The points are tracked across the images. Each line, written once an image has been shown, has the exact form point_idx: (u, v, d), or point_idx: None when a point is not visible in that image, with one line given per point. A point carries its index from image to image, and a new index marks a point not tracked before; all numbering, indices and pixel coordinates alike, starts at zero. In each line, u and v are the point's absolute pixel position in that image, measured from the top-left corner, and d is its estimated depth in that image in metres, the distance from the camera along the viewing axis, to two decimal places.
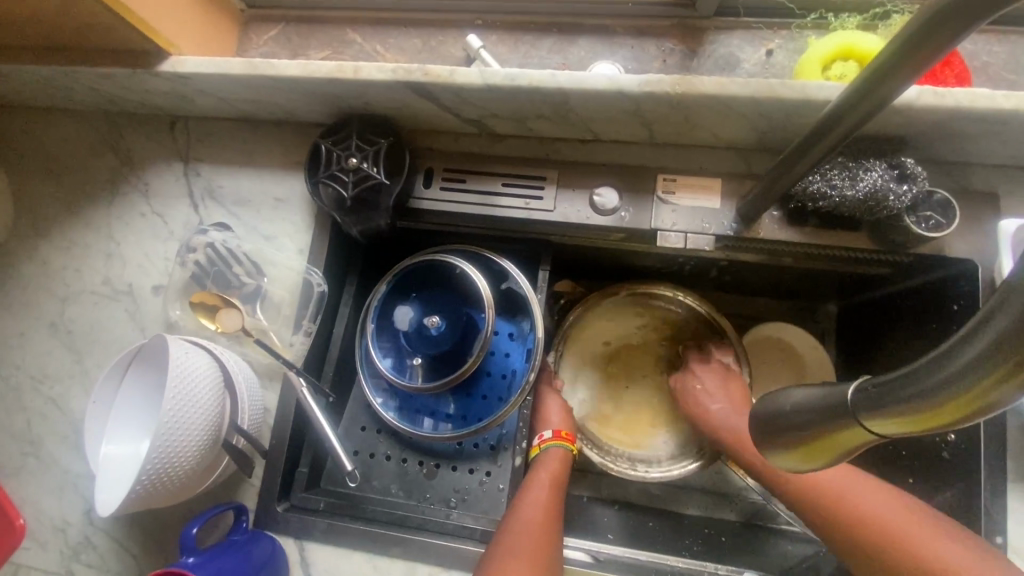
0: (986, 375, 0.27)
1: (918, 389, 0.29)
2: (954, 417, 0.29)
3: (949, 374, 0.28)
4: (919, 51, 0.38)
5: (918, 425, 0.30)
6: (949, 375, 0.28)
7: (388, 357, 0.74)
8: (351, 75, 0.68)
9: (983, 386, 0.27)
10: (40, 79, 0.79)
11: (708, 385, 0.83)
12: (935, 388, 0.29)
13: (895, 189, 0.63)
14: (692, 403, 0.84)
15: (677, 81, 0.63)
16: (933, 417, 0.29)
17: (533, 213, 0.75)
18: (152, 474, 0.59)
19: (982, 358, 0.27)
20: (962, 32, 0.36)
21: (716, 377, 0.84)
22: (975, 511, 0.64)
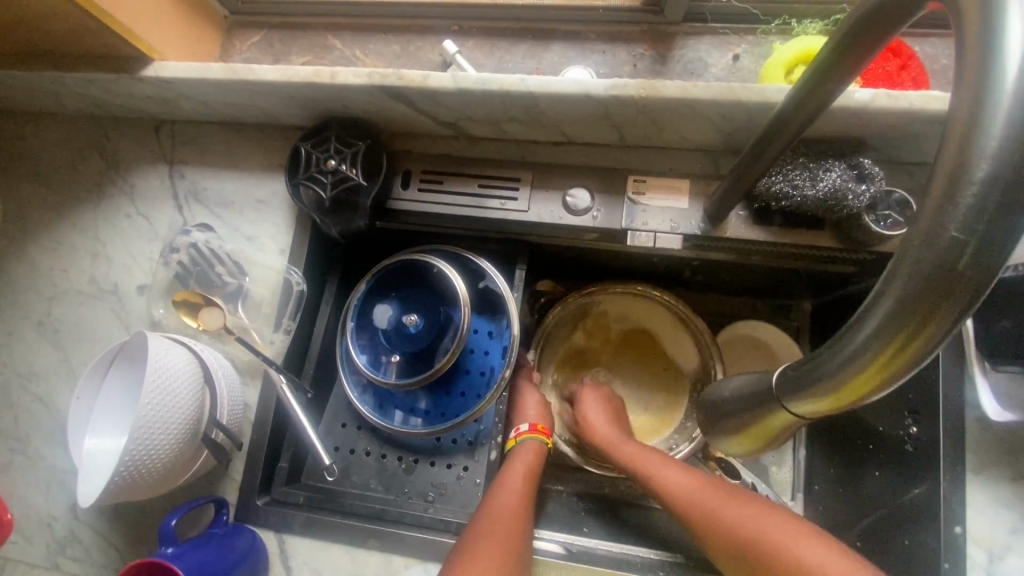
0: (868, 363, 0.29)
1: (830, 365, 0.31)
2: (853, 398, 0.31)
3: (854, 346, 0.29)
4: (852, 51, 0.40)
5: (829, 406, 0.32)
6: (841, 364, 0.30)
7: (365, 354, 0.76)
8: (328, 80, 0.70)
9: (867, 374, 0.29)
10: (28, 84, 0.81)
11: (595, 413, 0.83)
12: (834, 374, 0.31)
13: (854, 189, 0.65)
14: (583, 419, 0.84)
15: (642, 85, 0.65)
16: (836, 399, 0.31)
17: (508, 213, 0.76)
18: (130, 465, 0.60)
19: (865, 346, 0.28)
20: (890, 31, 0.38)
21: (600, 403, 0.85)
22: (935, 502, 0.66)
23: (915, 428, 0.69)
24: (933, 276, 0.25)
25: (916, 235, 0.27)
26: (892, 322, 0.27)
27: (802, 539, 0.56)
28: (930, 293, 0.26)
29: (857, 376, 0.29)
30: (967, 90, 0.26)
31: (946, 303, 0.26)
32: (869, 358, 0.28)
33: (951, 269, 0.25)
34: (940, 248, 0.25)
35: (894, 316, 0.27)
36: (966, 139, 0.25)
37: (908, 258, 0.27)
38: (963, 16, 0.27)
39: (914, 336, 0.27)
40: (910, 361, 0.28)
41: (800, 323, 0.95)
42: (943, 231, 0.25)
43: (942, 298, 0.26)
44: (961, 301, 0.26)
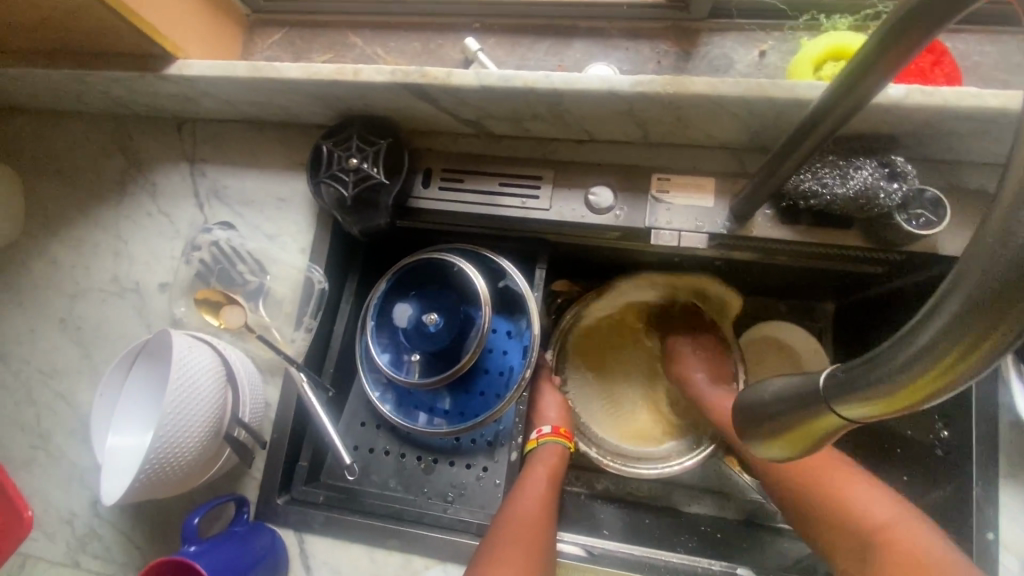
0: (929, 366, 0.28)
1: (885, 369, 0.30)
2: (908, 402, 0.30)
3: (914, 351, 0.28)
4: (896, 46, 0.39)
5: (878, 410, 0.32)
6: (898, 366, 0.29)
7: (385, 353, 0.76)
8: (351, 77, 0.70)
9: (929, 377, 0.28)
10: (51, 83, 0.82)
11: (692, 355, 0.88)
12: (889, 376, 0.30)
13: (885, 187, 0.64)
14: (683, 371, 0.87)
15: (669, 82, 0.64)
16: (888, 402, 0.31)
17: (530, 212, 0.76)
18: (155, 464, 0.60)
19: (928, 348, 0.28)
20: (937, 25, 0.37)
21: (699, 351, 0.88)
22: (969, 508, 0.64)
23: (948, 432, 0.68)
24: (1009, 277, 0.25)
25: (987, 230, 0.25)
26: (959, 324, 0.26)
27: (861, 488, 0.63)
28: (1004, 294, 0.25)
29: (915, 378, 0.28)
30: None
31: (1020, 306, 0.25)
32: (932, 361, 0.28)
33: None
34: (1015, 246, 0.25)
35: (961, 319, 0.26)
36: None
37: (977, 255, 0.26)
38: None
39: (982, 341, 0.26)
40: (973, 366, 0.27)
41: (823, 325, 0.94)
42: (1019, 228, 0.25)
43: (1018, 299, 0.25)
44: None
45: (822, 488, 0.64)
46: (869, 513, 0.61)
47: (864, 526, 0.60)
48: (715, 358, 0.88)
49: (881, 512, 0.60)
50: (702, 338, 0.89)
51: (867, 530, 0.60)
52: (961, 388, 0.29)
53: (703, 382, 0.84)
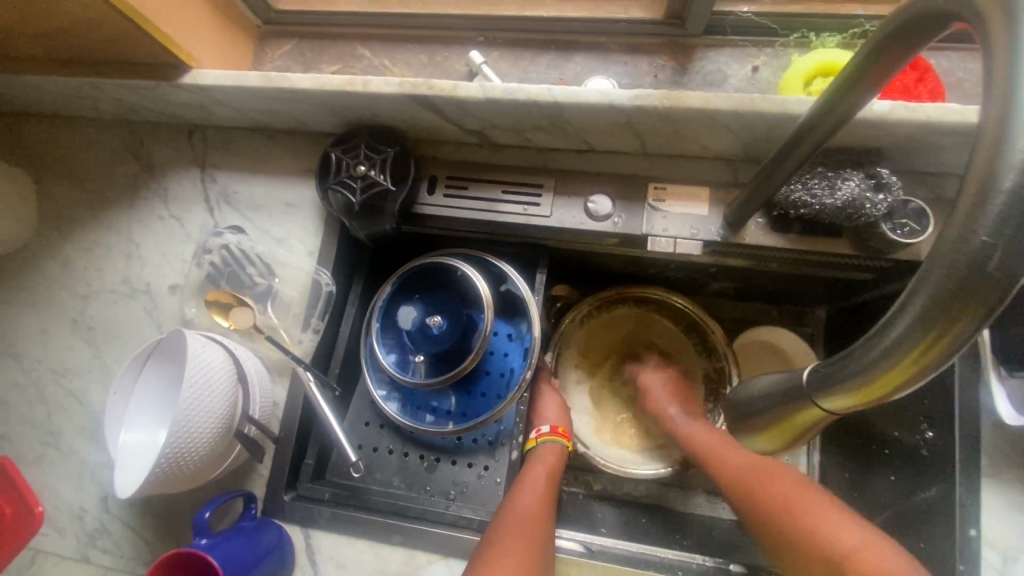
0: (896, 362, 0.30)
1: (862, 362, 0.32)
2: (880, 395, 0.33)
3: (885, 345, 0.31)
4: (879, 65, 0.42)
5: (855, 402, 0.34)
6: (869, 362, 0.32)
7: (391, 354, 0.78)
8: (360, 88, 0.73)
9: (900, 368, 0.30)
10: (68, 90, 0.84)
11: (658, 389, 0.87)
12: (863, 371, 0.32)
13: (871, 198, 0.67)
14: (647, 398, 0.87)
15: (665, 95, 0.67)
16: (863, 395, 0.33)
17: (531, 218, 0.79)
18: (169, 460, 0.62)
19: (893, 346, 0.30)
20: (914, 48, 0.40)
21: (664, 381, 0.88)
22: (951, 506, 0.67)
23: (931, 433, 0.71)
24: (961, 281, 0.27)
25: (947, 240, 0.28)
26: (920, 323, 0.29)
27: (836, 518, 0.57)
28: (958, 296, 0.27)
29: (884, 373, 0.31)
30: (996, 101, 0.27)
31: (971, 306, 0.27)
32: (898, 357, 0.30)
33: (978, 272, 0.27)
34: (966, 253, 0.27)
35: (921, 318, 0.29)
36: (996, 150, 0.27)
37: (939, 262, 0.28)
38: (989, 34, 0.29)
39: (939, 339, 0.28)
40: (935, 361, 0.29)
41: (814, 330, 0.97)
42: (972, 236, 0.27)
43: (971, 299, 0.27)
44: (989, 303, 0.27)
45: (796, 524, 0.59)
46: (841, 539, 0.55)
47: (834, 552, 0.55)
48: (681, 388, 0.88)
49: (852, 536, 0.55)
50: (668, 371, 0.90)
51: (840, 558, 0.54)
52: (926, 382, 0.31)
53: (677, 417, 0.82)
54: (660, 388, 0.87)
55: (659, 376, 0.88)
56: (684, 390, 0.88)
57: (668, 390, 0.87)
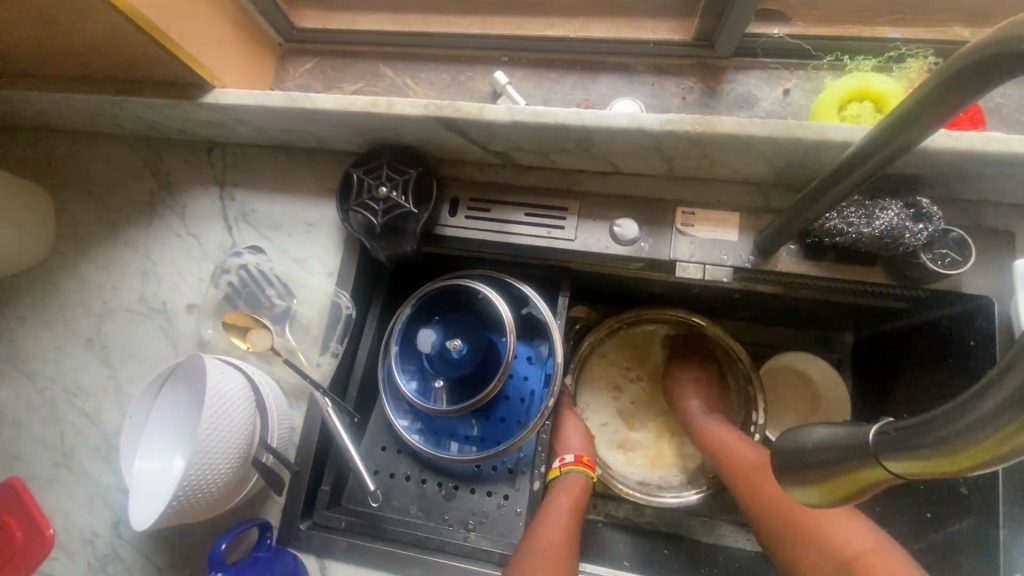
0: (976, 442, 0.30)
1: (959, 425, 0.31)
2: (949, 470, 0.32)
3: (991, 407, 0.30)
4: (944, 100, 0.39)
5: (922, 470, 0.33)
6: (944, 437, 0.31)
7: (411, 380, 0.76)
8: (385, 110, 0.72)
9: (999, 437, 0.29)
10: (88, 107, 0.83)
11: (693, 390, 0.88)
12: (940, 442, 0.31)
13: (910, 228, 0.65)
14: (676, 392, 0.89)
15: (698, 121, 0.65)
16: (936, 465, 0.32)
17: (555, 242, 0.77)
18: (186, 491, 0.61)
19: (977, 425, 0.30)
20: (982, 88, 0.37)
21: (701, 385, 0.88)
22: (995, 547, 0.64)
23: (972, 471, 0.67)
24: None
25: None
26: (1016, 401, 0.28)
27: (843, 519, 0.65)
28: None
29: (960, 451, 0.31)
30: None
31: None
32: (981, 436, 0.30)
33: None
34: None
35: (1010, 403, 0.29)
36: None
37: None
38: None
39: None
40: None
41: (841, 355, 0.94)
42: None
43: None
44: None
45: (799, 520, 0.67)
46: (848, 541, 0.64)
47: (849, 554, 0.63)
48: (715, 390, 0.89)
49: (861, 541, 0.64)
50: (704, 373, 0.89)
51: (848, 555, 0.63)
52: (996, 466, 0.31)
53: (696, 411, 0.85)
54: (693, 387, 0.88)
55: (694, 383, 0.89)
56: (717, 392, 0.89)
57: (700, 390, 0.88)
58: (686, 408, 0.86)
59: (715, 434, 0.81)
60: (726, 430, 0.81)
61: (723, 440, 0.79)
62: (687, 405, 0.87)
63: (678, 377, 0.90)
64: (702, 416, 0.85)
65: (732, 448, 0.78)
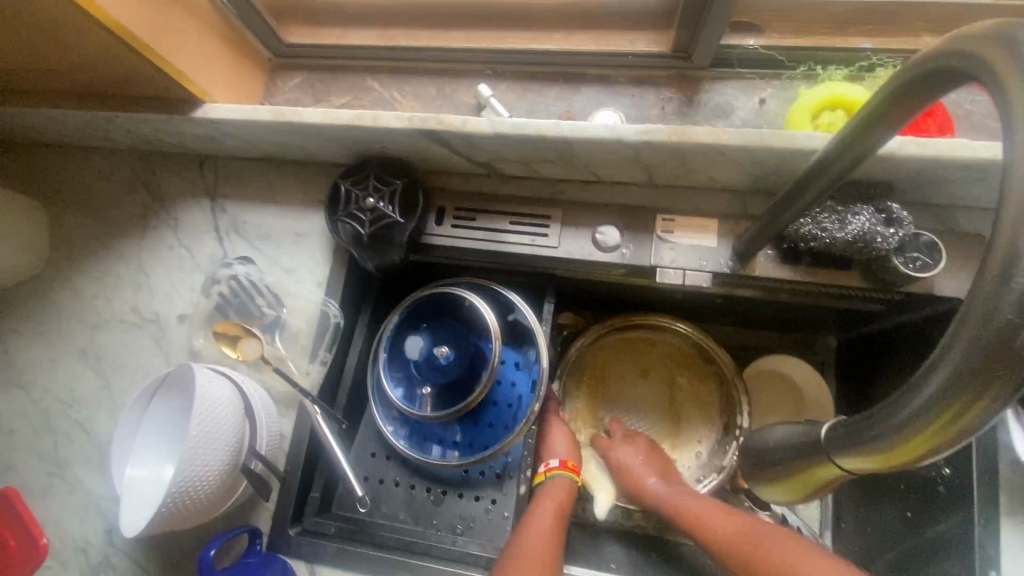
0: (916, 433, 0.31)
1: (897, 418, 0.32)
2: (900, 460, 0.33)
3: (922, 402, 0.30)
4: (899, 106, 0.41)
5: (877, 465, 0.34)
6: (886, 431, 0.32)
7: (398, 387, 0.77)
8: (371, 123, 0.73)
9: (932, 431, 0.30)
10: (82, 122, 0.85)
11: (637, 462, 0.83)
12: (882, 436, 0.33)
13: (882, 232, 0.67)
14: (619, 468, 0.84)
15: (674, 130, 0.67)
16: (887, 458, 0.33)
17: (539, 250, 0.79)
18: (175, 498, 0.62)
19: (913, 417, 0.31)
20: (934, 93, 0.39)
21: (642, 454, 0.84)
22: (971, 545, 0.65)
23: (948, 470, 0.69)
24: (986, 353, 0.27)
25: (973, 311, 0.28)
26: (944, 395, 0.29)
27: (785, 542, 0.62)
28: (982, 373, 0.27)
29: (900, 443, 0.32)
30: (1018, 152, 0.28)
31: (996, 383, 0.27)
32: (920, 426, 0.30)
33: (1006, 347, 0.27)
34: (990, 328, 0.27)
35: (944, 389, 0.29)
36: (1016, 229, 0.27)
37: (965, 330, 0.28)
38: (1010, 107, 0.29)
39: (965, 412, 0.29)
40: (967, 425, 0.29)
41: (825, 358, 0.96)
42: (997, 312, 0.27)
43: (993, 376, 0.27)
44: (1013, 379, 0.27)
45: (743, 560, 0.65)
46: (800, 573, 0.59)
47: None
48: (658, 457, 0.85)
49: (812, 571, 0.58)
50: (640, 441, 0.86)
51: None
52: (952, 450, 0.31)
53: (658, 488, 0.79)
54: (633, 458, 0.84)
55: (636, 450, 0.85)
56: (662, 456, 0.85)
57: (642, 459, 0.84)
58: (639, 484, 0.81)
59: (672, 501, 0.77)
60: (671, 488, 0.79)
61: (681, 505, 0.75)
62: (638, 480, 0.81)
63: (614, 452, 0.86)
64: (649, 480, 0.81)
65: (693, 511, 0.74)
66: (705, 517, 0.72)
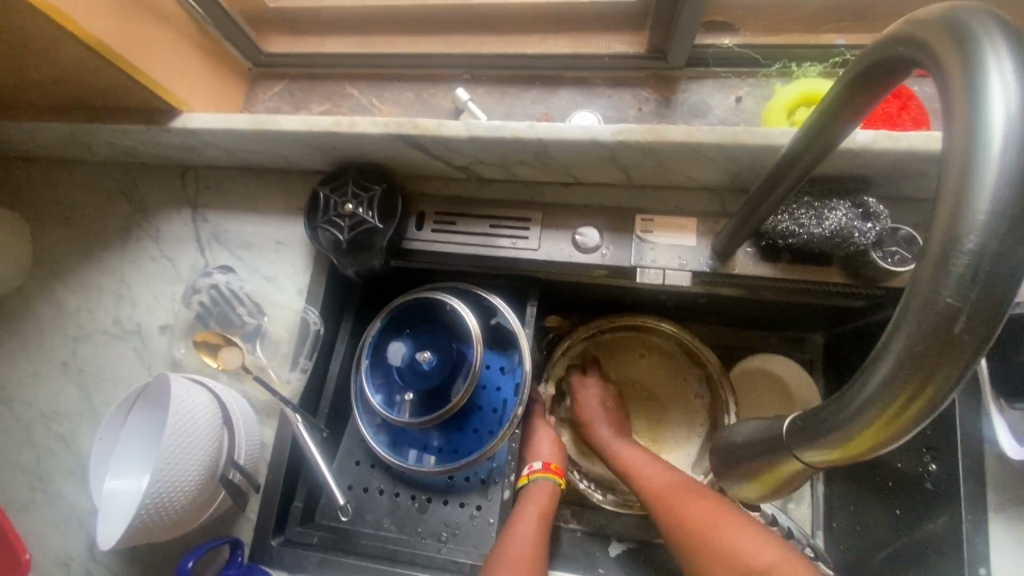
0: (869, 424, 0.30)
1: (853, 408, 0.31)
2: (860, 451, 0.32)
3: (873, 390, 0.30)
4: (857, 98, 0.41)
5: (835, 457, 0.34)
6: (841, 423, 0.32)
7: (379, 393, 0.77)
8: (347, 129, 0.73)
9: (886, 418, 0.30)
10: (62, 135, 0.85)
11: (598, 406, 0.86)
12: (838, 428, 0.32)
13: (859, 227, 0.67)
14: (583, 411, 0.86)
15: (647, 130, 0.67)
16: (844, 451, 0.33)
17: (519, 252, 0.78)
18: (150, 509, 0.61)
19: (864, 409, 0.30)
20: (889, 83, 0.39)
21: (604, 400, 0.87)
22: (958, 541, 0.64)
23: (935, 465, 0.68)
24: (930, 337, 0.27)
25: (915, 298, 0.28)
26: (893, 382, 0.29)
27: (742, 530, 0.62)
28: (928, 358, 0.27)
29: (858, 433, 0.31)
30: (960, 138, 0.28)
31: (943, 368, 0.27)
32: (870, 417, 0.30)
33: (948, 330, 0.27)
34: (934, 312, 0.27)
35: (892, 378, 0.29)
36: (956, 214, 0.27)
37: (907, 318, 0.28)
38: (953, 94, 0.29)
39: (915, 398, 0.28)
40: (922, 412, 0.29)
41: (813, 356, 0.95)
42: (938, 296, 0.27)
43: (939, 360, 0.27)
44: (958, 363, 0.27)
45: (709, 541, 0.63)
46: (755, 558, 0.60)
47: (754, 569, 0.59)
48: (617, 407, 0.87)
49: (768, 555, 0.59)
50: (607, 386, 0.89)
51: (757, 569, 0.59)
52: (907, 439, 0.31)
53: (610, 438, 0.82)
54: (596, 401, 0.86)
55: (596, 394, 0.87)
56: (619, 407, 0.88)
57: (602, 405, 0.86)
58: (597, 424, 0.84)
59: (625, 457, 0.78)
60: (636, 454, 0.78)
61: (637, 461, 0.77)
62: (594, 422, 0.84)
63: (583, 391, 0.87)
64: (615, 440, 0.82)
65: (642, 470, 0.75)
66: (670, 492, 0.71)
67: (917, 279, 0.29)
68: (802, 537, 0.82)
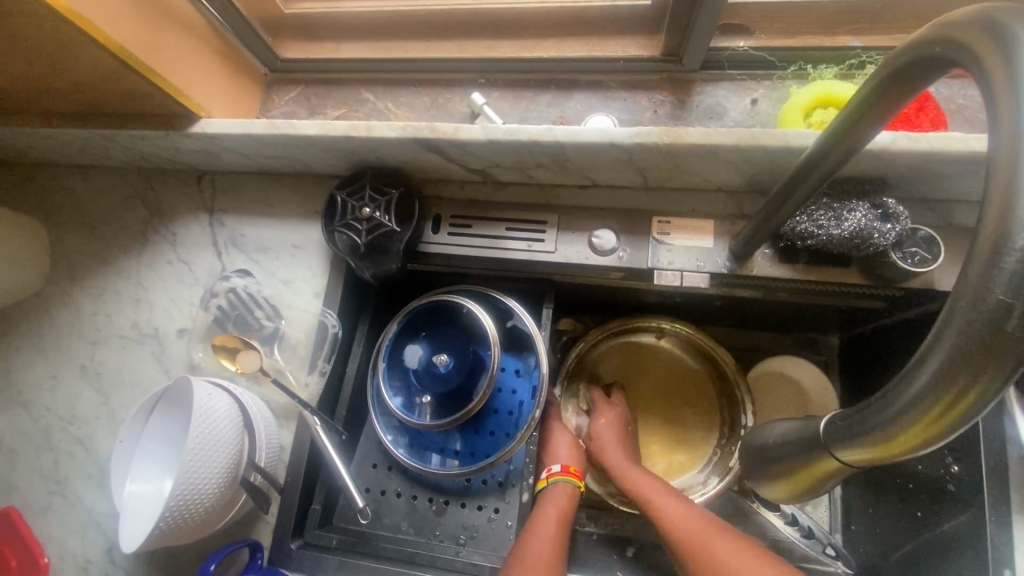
0: (912, 424, 0.31)
1: (899, 406, 0.31)
2: (901, 450, 0.32)
3: (921, 387, 0.30)
4: (887, 97, 0.41)
5: (875, 455, 0.34)
6: (886, 421, 0.32)
7: (397, 396, 0.77)
8: (365, 133, 0.74)
9: (931, 417, 0.30)
10: (80, 140, 0.86)
11: (609, 430, 0.84)
12: (881, 426, 0.33)
13: (879, 227, 0.66)
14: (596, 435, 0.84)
15: (665, 132, 0.67)
16: (885, 450, 0.33)
17: (536, 255, 0.79)
18: (174, 511, 0.61)
19: (910, 407, 0.31)
20: (920, 82, 0.39)
21: (616, 424, 0.85)
22: (983, 544, 0.63)
23: (957, 467, 0.68)
24: (978, 336, 0.27)
25: (964, 296, 0.28)
26: (941, 380, 0.29)
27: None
28: (977, 356, 0.27)
29: (902, 431, 0.31)
30: (1005, 136, 0.28)
31: (992, 366, 0.27)
32: (916, 415, 0.30)
33: (998, 330, 0.27)
34: (984, 309, 0.27)
35: (940, 375, 0.29)
36: (1005, 211, 0.27)
37: (956, 317, 0.28)
38: (996, 94, 0.29)
39: (963, 396, 0.28)
40: (968, 410, 0.29)
41: (829, 357, 0.95)
42: (989, 294, 0.27)
43: (988, 360, 0.27)
44: (1008, 363, 0.27)
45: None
46: None
47: None
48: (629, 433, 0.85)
49: None
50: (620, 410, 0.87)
51: None
52: (951, 439, 0.31)
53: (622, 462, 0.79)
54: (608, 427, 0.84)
55: (611, 417, 0.85)
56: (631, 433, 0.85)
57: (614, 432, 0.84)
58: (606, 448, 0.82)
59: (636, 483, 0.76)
60: (656, 486, 0.74)
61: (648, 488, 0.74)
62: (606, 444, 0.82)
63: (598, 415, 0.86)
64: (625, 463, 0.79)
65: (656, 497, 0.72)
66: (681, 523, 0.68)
67: (965, 278, 0.28)
68: (822, 538, 0.82)
